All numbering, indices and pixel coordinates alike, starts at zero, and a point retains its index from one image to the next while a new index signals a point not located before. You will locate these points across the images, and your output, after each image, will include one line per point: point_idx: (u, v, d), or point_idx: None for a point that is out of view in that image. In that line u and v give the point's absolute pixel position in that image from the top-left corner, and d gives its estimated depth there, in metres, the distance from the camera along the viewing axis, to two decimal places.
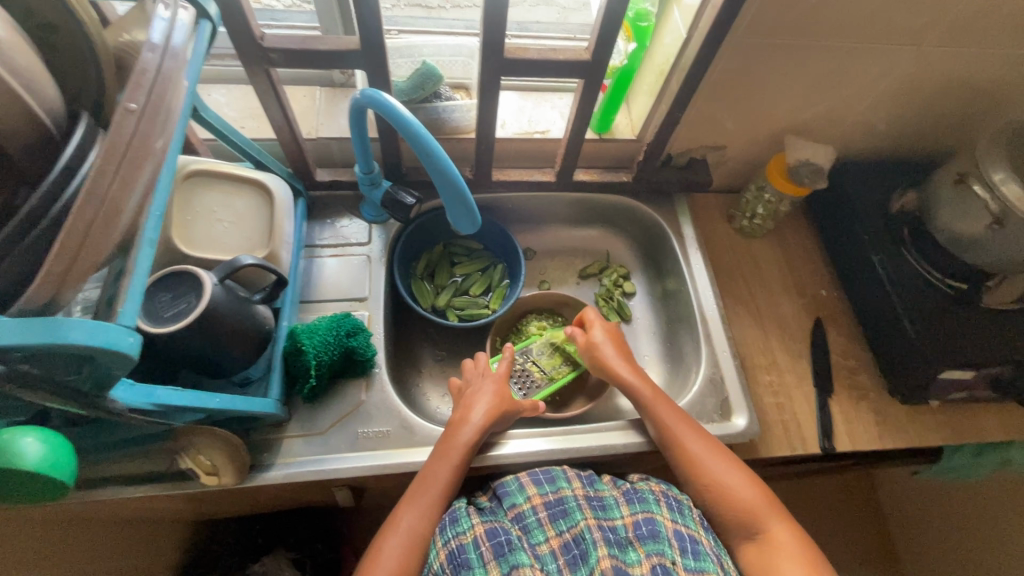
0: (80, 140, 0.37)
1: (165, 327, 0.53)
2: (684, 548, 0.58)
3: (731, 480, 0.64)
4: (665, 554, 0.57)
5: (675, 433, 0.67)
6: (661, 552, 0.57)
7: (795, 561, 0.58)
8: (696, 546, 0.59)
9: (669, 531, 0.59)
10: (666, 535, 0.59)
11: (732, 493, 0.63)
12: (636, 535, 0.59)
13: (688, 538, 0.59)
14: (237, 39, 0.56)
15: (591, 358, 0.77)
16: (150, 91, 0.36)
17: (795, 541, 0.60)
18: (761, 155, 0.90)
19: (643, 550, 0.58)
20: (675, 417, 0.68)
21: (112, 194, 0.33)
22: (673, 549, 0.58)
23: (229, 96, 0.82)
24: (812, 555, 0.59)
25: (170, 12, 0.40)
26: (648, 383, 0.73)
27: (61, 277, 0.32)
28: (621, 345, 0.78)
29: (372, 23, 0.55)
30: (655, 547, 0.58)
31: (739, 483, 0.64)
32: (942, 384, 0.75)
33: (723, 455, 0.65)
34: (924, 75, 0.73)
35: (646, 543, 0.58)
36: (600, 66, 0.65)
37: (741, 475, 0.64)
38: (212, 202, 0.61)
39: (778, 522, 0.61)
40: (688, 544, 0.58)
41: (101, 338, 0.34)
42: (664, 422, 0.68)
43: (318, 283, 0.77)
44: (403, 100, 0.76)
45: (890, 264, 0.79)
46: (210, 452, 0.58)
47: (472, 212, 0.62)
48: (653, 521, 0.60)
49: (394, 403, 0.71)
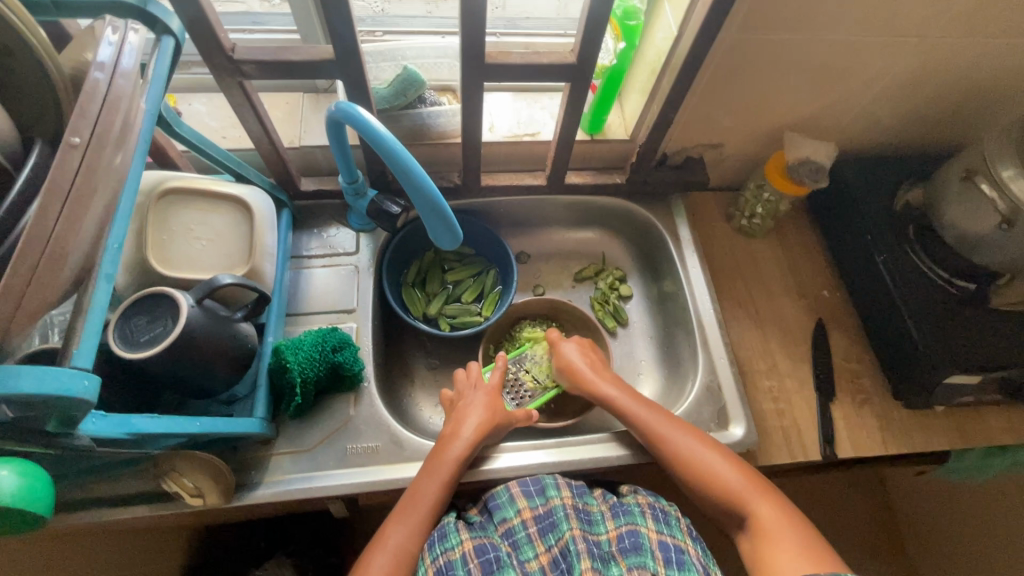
0: (31, 172, 0.35)
1: (141, 351, 0.52)
2: (669, 559, 0.57)
3: (714, 464, 0.62)
4: (648, 566, 0.56)
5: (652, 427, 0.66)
6: (643, 564, 0.56)
7: (780, 538, 0.56)
8: (682, 555, 0.58)
9: (653, 543, 0.58)
10: (650, 546, 0.58)
11: (715, 477, 0.62)
12: (619, 548, 0.58)
13: (673, 548, 0.58)
14: (206, 50, 0.54)
15: (562, 375, 0.76)
16: (96, 121, 0.34)
17: (782, 521, 0.57)
18: (760, 153, 0.87)
19: (626, 564, 0.57)
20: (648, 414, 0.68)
21: (58, 232, 0.31)
22: (656, 561, 0.57)
23: (210, 105, 0.80)
24: (801, 532, 0.56)
25: (119, 35, 0.38)
26: (628, 391, 0.72)
27: (7, 323, 0.30)
28: (592, 356, 0.76)
29: (343, 31, 0.53)
30: (638, 560, 0.57)
31: (721, 465, 0.62)
32: (949, 389, 0.72)
33: (702, 440, 0.65)
34: (930, 67, 0.70)
35: (628, 556, 0.57)
36: (587, 67, 0.62)
37: (722, 456, 0.63)
38: (189, 220, 0.60)
39: (764, 501, 0.59)
40: (673, 555, 0.58)
41: (51, 385, 0.33)
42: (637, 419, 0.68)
43: (306, 295, 0.76)
44: (385, 107, 0.73)
45: (893, 265, 0.76)
46: (194, 474, 0.57)
47: (453, 227, 0.60)
48: (637, 533, 0.59)
49: (384, 418, 0.69)
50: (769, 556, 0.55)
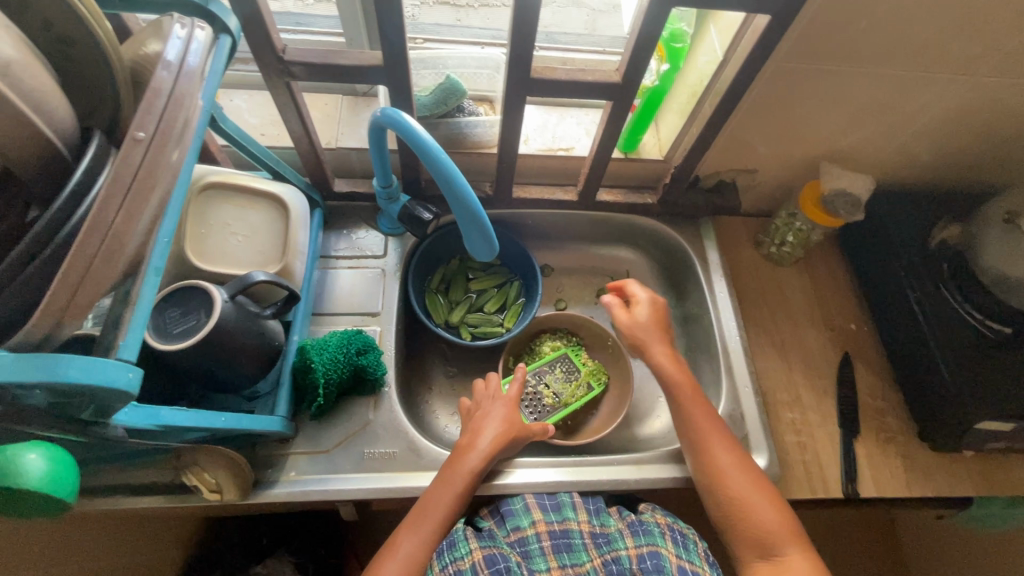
0: (90, 163, 0.36)
1: (173, 343, 0.52)
2: None
3: (771, 527, 0.59)
4: None
5: (703, 439, 0.65)
6: None
7: None
8: None
9: (673, 566, 0.58)
10: (671, 570, 0.58)
11: (750, 511, 0.61)
12: (640, 568, 0.58)
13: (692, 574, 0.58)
14: (258, 50, 0.54)
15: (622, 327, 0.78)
16: (161, 118, 0.34)
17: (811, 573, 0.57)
18: (794, 180, 0.86)
19: None
20: (707, 427, 0.66)
21: (116, 226, 0.32)
22: None
23: (251, 102, 0.81)
24: None
25: (187, 31, 0.38)
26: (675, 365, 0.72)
27: (60, 312, 0.31)
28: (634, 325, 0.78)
29: (394, 38, 0.54)
30: None
31: (763, 504, 0.61)
32: (981, 436, 0.71)
33: (752, 480, 0.62)
34: (976, 104, 0.69)
35: None
36: (631, 87, 0.62)
37: (779, 517, 0.60)
38: (227, 215, 0.60)
39: (795, 546, 0.59)
40: None
41: (97, 376, 0.33)
42: (693, 428, 0.66)
43: (332, 296, 0.76)
44: (424, 114, 0.74)
45: (926, 303, 0.75)
46: (215, 470, 0.57)
47: (490, 239, 0.61)
48: (658, 555, 0.59)
49: (401, 424, 0.69)
50: None
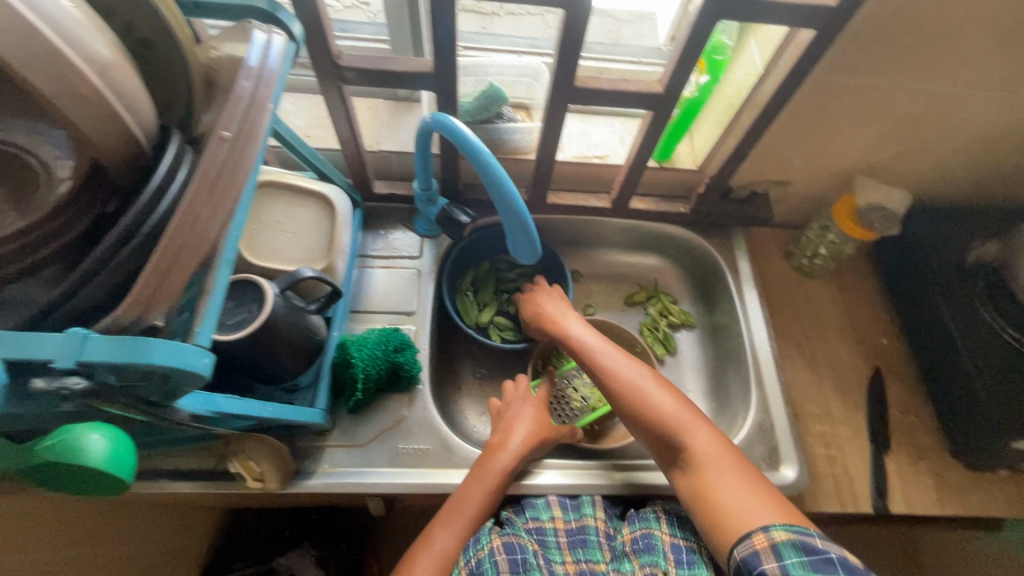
0: (171, 160, 0.38)
1: (226, 334, 0.54)
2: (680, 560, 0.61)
3: (675, 415, 0.62)
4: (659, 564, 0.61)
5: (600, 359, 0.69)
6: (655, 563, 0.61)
7: (716, 471, 0.57)
8: (691, 555, 0.62)
9: (666, 545, 0.62)
10: (663, 548, 0.62)
11: (656, 409, 0.62)
12: (632, 548, 0.63)
13: (684, 549, 0.62)
14: (316, 56, 0.57)
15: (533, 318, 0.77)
16: (243, 120, 0.37)
17: (720, 450, 0.59)
18: (828, 193, 0.86)
19: (638, 562, 0.62)
20: (603, 349, 0.70)
21: (202, 221, 0.35)
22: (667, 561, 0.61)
23: (297, 104, 0.84)
24: (741, 465, 0.58)
25: (265, 35, 0.41)
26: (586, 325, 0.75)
27: (150, 297, 0.33)
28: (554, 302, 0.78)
29: (446, 45, 0.55)
30: (649, 559, 0.61)
31: (663, 398, 0.63)
32: (1016, 455, 0.70)
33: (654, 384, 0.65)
34: (1018, 121, 0.69)
35: (641, 555, 0.62)
36: (672, 98, 0.63)
37: (681, 407, 0.62)
38: (278, 213, 0.63)
39: (700, 430, 0.60)
40: (684, 556, 0.62)
41: (177, 360, 0.34)
42: (591, 354, 0.70)
43: (368, 294, 0.78)
44: (467, 120, 0.76)
45: (961, 319, 0.74)
46: (260, 458, 0.60)
47: (533, 242, 0.62)
48: (650, 536, 0.63)
49: (435, 422, 0.70)
50: (710, 492, 0.56)
